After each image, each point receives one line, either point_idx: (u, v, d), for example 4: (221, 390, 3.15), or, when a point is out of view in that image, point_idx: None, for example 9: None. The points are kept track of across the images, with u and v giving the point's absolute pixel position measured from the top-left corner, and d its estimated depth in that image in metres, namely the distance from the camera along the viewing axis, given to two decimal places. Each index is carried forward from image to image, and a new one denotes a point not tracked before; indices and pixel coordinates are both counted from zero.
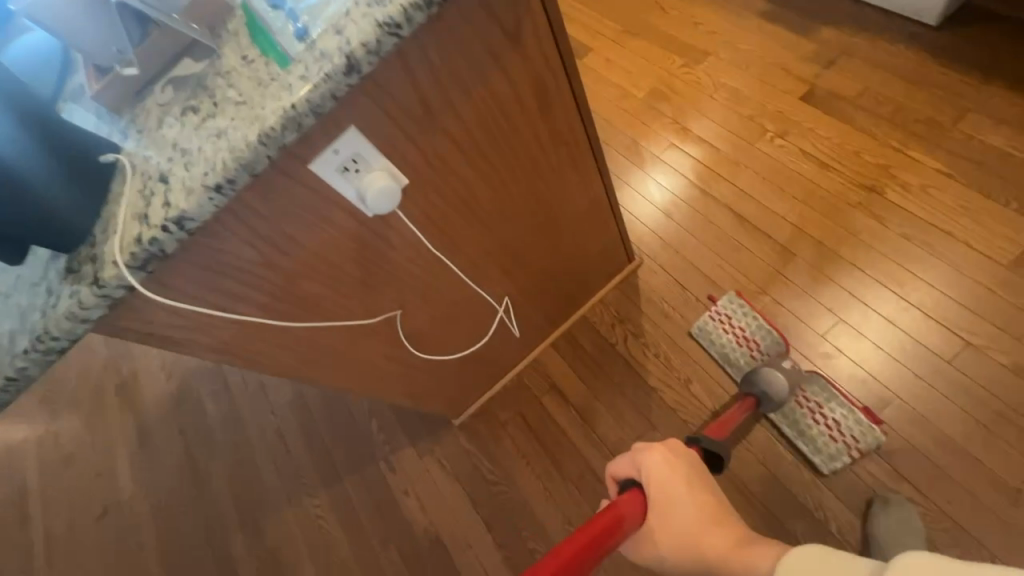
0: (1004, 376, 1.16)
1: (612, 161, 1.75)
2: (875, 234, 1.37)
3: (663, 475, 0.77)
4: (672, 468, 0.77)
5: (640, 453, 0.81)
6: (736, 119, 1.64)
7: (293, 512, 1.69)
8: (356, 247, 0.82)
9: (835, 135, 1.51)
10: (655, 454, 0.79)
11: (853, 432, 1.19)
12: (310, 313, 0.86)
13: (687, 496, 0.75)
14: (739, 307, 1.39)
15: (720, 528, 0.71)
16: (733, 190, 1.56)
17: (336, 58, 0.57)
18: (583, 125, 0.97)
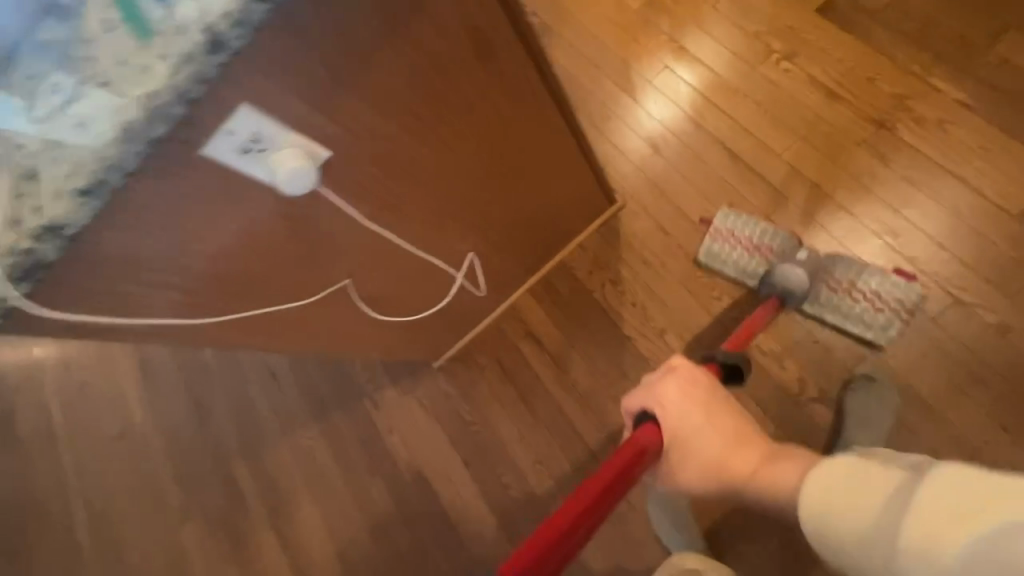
0: (987, 335, 1.12)
1: (598, 86, 1.58)
2: (877, 178, 1.25)
3: (682, 408, 0.84)
4: (690, 399, 0.85)
5: (656, 388, 0.86)
6: (739, 37, 1.46)
7: (289, 443, 1.80)
8: (283, 226, 0.76)
9: (849, 57, 1.33)
10: (676, 387, 0.85)
11: (893, 295, 1.15)
12: (242, 289, 0.82)
13: (712, 423, 0.84)
14: (739, 219, 1.32)
15: (742, 449, 0.85)
16: (728, 122, 1.42)
17: (195, 32, 0.48)
18: (536, 67, 0.85)
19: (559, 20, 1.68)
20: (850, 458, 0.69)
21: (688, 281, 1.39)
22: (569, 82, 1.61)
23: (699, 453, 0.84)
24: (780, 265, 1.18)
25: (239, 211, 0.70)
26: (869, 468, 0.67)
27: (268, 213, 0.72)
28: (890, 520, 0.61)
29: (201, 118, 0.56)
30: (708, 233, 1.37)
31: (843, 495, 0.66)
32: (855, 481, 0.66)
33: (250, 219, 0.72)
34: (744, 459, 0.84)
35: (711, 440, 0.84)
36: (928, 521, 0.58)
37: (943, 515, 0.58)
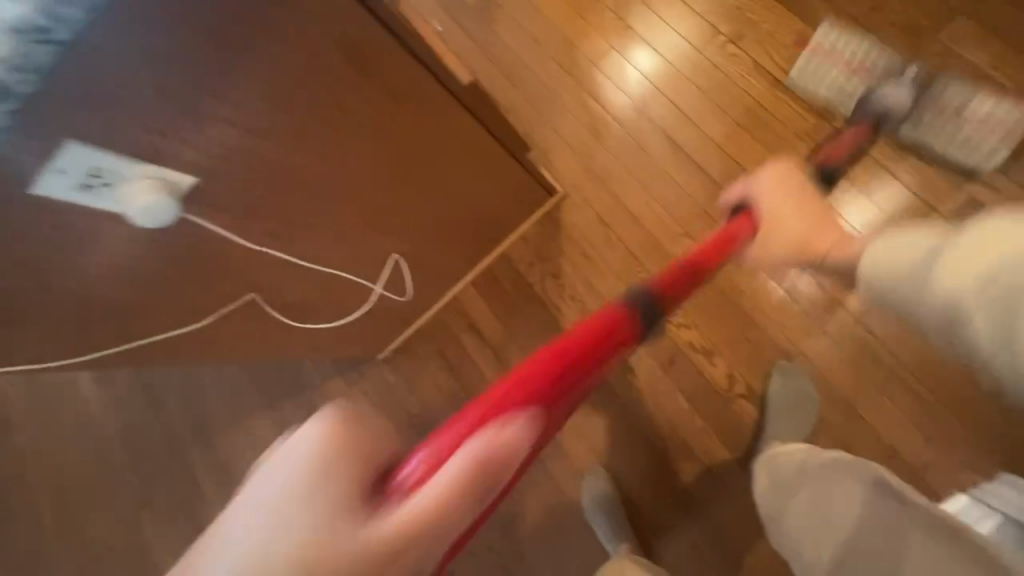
0: (908, 336, 1.14)
1: (542, 66, 1.50)
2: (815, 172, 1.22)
3: (772, 192, 1.03)
4: (785, 188, 1.03)
5: (756, 182, 1.06)
6: (686, 16, 1.38)
7: (241, 431, 1.80)
8: (151, 250, 0.73)
9: (795, 41, 1.29)
10: (766, 177, 1.05)
11: (1007, 119, 1.11)
12: (117, 294, 0.81)
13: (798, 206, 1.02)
14: (841, 34, 1.22)
15: (824, 231, 0.98)
16: (671, 109, 1.37)
17: None
18: (422, 65, 0.80)
19: None
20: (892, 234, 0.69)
21: (627, 276, 1.37)
22: (513, 61, 1.52)
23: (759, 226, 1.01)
24: (879, 88, 1.17)
25: (93, 236, 0.67)
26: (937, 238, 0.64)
27: (128, 239, 0.70)
28: (920, 276, 0.64)
29: (13, 160, 0.52)
30: (801, 53, 1.27)
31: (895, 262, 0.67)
32: (896, 254, 0.68)
33: (110, 243, 0.69)
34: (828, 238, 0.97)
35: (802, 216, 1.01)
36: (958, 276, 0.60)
37: (970, 258, 0.59)
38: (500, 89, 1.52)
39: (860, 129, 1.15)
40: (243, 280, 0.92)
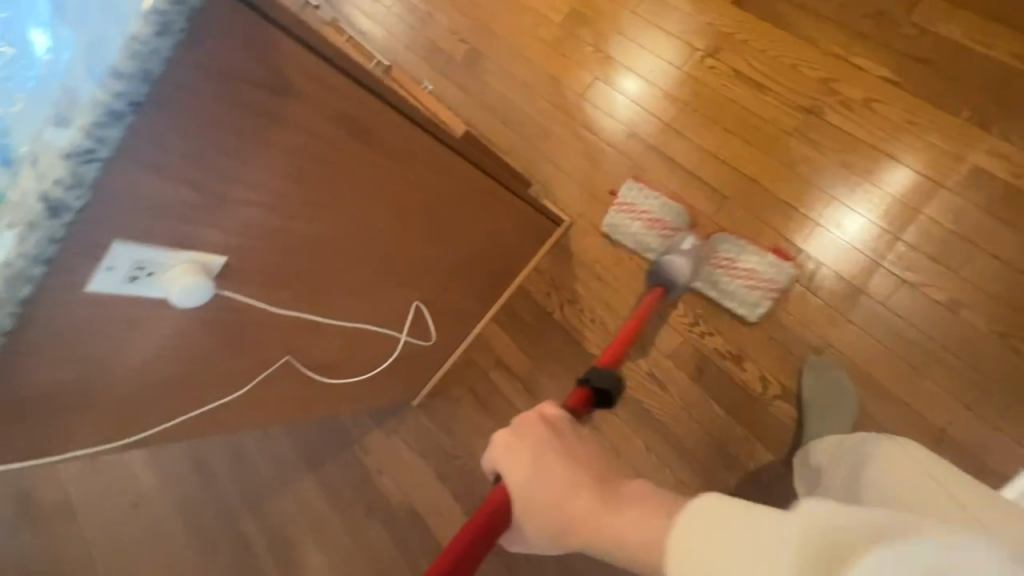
0: (937, 314, 1.12)
1: (534, 104, 1.58)
2: (812, 165, 1.25)
3: (514, 466, 0.70)
4: (523, 463, 0.70)
5: (495, 456, 0.72)
6: (662, 38, 1.45)
7: (280, 498, 1.71)
8: (193, 328, 0.78)
9: (771, 46, 1.32)
10: (502, 449, 0.71)
11: None
12: (170, 375, 0.86)
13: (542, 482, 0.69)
14: None
15: (581, 501, 0.66)
16: (660, 125, 1.41)
17: (33, 201, 0.50)
18: (421, 130, 0.86)
19: (488, 43, 1.69)
20: (709, 498, 0.46)
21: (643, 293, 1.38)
22: (505, 106, 1.62)
23: (561, 511, 0.67)
24: None
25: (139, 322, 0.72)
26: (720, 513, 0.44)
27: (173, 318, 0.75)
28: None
29: (74, 262, 0.58)
30: None
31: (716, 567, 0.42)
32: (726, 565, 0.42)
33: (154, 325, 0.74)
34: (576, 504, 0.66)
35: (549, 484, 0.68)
36: (798, 573, 0.40)
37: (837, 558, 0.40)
38: (498, 133, 1.60)
39: (654, 291, 1.20)
40: (281, 346, 0.98)
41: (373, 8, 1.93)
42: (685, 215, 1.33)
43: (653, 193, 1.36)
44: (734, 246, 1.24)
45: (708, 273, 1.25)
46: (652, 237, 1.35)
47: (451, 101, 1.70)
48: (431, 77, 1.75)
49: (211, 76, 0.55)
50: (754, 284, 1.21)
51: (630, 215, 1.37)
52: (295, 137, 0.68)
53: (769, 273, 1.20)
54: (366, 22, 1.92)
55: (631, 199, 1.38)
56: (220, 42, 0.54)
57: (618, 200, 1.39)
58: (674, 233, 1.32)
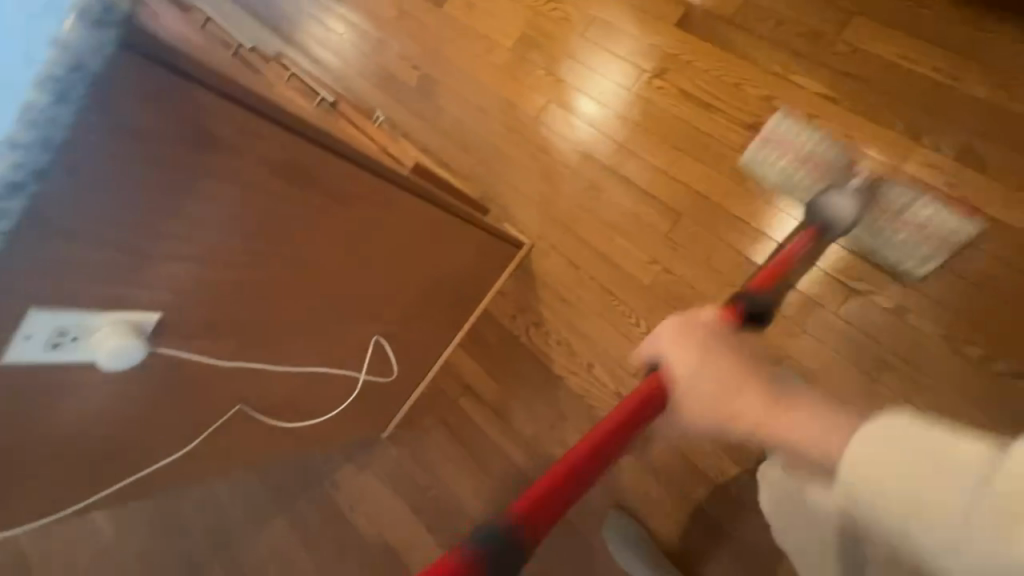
0: (886, 321, 1.15)
1: (490, 128, 1.59)
2: (760, 180, 1.28)
3: (679, 353, 0.69)
4: (686, 347, 0.69)
5: (677, 334, 0.70)
6: (611, 60, 1.48)
7: (246, 543, 1.63)
8: (132, 387, 0.76)
9: (714, 66, 1.36)
10: (673, 333, 0.70)
11: None
12: (111, 434, 0.83)
13: (712, 364, 0.66)
14: None
15: (754, 405, 0.61)
16: (613, 146, 1.43)
17: None
18: (368, 171, 0.85)
19: (442, 68, 1.70)
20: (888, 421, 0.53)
21: (606, 311, 1.38)
22: (462, 130, 1.62)
23: (717, 411, 0.64)
24: None
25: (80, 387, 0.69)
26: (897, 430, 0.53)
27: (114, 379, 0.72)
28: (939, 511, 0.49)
29: None
30: None
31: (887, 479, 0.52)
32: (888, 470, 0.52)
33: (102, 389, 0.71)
34: (748, 386, 0.62)
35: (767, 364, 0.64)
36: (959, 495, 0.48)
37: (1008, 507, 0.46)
38: (455, 158, 1.61)
39: (807, 232, 1.09)
40: (232, 394, 0.94)
41: (326, 35, 1.92)
42: (841, 163, 1.16)
43: (807, 126, 1.21)
44: (904, 194, 1.11)
45: (869, 220, 1.13)
46: (802, 174, 1.18)
47: (407, 127, 1.69)
48: (387, 104, 1.75)
49: (120, 138, 0.53)
50: (926, 235, 1.10)
51: (777, 149, 1.23)
52: (226, 191, 0.66)
53: (930, 227, 1.10)
54: (319, 50, 1.91)
55: (778, 133, 1.23)
56: (127, 105, 0.52)
57: (762, 134, 1.24)
58: (823, 171, 1.17)
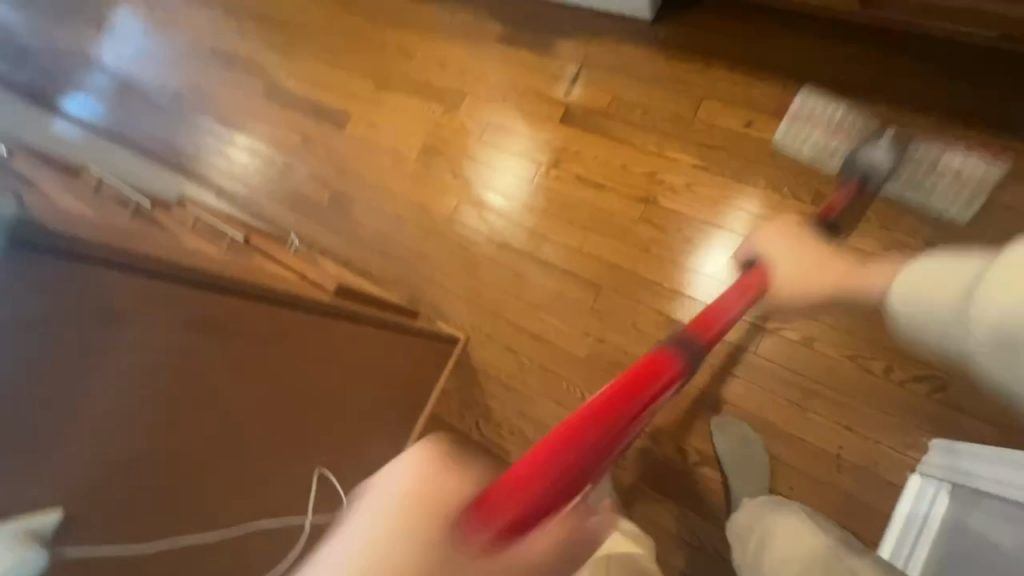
0: (798, 351, 1.25)
1: (409, 234, 1.64)
2: (661, 245, 1.41)
3: (774, 245, 1.01)
4: (786, 242, 1.00)
5: (768, 231, 1.03)
6: (510, 158, 1.61)
7: None
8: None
9: (600, 153, 1.52)
10: (772, 233, 1.02)
11: None
12: None
13: (801, 251, 0.98)
14: None
15: (825, 264, 0.94)
16: (527, 233, 1.52)
17: None
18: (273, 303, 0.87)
19: (353, 185, 1.76)
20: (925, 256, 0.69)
21: (552, 391, 1.40)
22: (382, 240, 1.67)
23: (816, 270, 0.94)
24: None
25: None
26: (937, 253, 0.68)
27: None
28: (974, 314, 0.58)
29: None
30: None
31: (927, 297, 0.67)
32: (942, 274, 0.66)
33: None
34: (822, 273, 0.93)
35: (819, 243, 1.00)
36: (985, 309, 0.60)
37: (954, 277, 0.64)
38: (381, 268, 1.64)
39: (848, 186, 1.23)
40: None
41: (232, 169, 1.95)
42: (869, 120, 1.27)
43: (833, 100, 1.29)
44: (930, 146, 1.19)
45: (911, 173, 1.19)
46: (836, 143, 1.27)
47: (329, 244, 1.72)
48: (305, 226, 1.78)
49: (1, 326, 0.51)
50: (964, 182, 1.17)
51: (807, 124, 1.30)
52: (132, 363, 0.64)
53: (980, 167, 1.16)
54: (228, 184, 1.93)
55: (808, 108, 1.30)
56: (23, 295, 0.52)
57: (793, 112, 1.31)
58: (850, 138, 1.26)
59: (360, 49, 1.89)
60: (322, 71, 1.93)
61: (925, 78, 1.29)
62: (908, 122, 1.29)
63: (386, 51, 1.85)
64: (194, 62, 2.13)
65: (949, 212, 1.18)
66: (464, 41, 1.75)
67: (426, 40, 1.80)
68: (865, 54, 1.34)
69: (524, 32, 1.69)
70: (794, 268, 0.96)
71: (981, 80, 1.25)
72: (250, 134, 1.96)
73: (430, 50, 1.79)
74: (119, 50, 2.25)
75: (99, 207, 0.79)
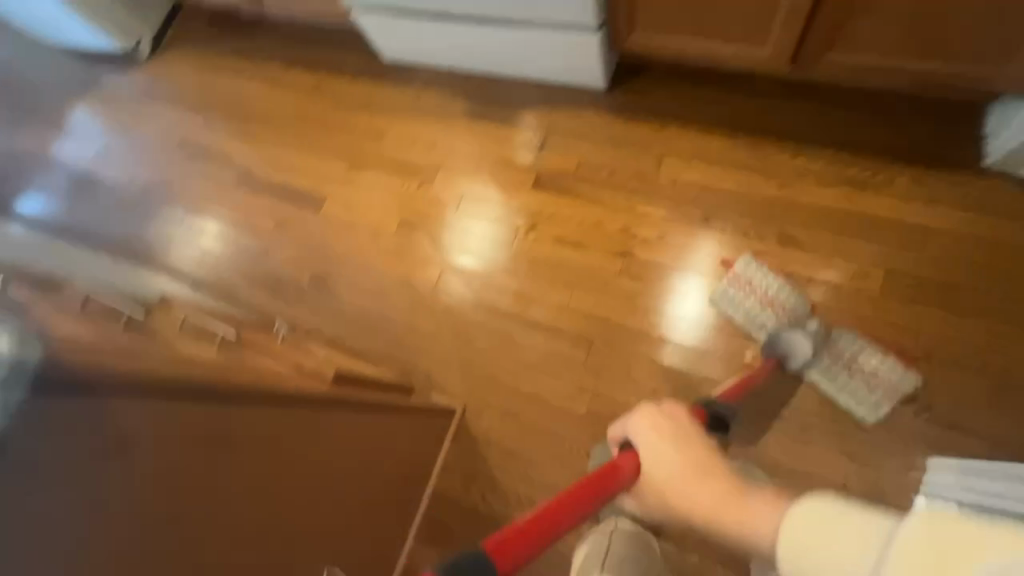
0: (789, 386, 1.30)
1: (395, 307, 1.64)
2: (644, 295, 1.46)
3: (649, 439, 0.76)
4: (660, 439, 0.75)
5: (632, 416, 0.79)
6: (489, 225, 1.66)
7: None
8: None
9: (575, 213, 1.59)
10: (649, 416, 0.77)
11: None
12: None
13: (680, 459, 0.71)
14: None
15: (705, 481, 0.67)
16: (513, 296, 1.55)
17: None
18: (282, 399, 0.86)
19: (333, 264, 1.77)
20: (812, 500, 0.50)
21: (558, 453, 1.38)
22: (368, 316, 1.66)
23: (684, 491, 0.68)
24: None
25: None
26: (799, 506, 0.51)
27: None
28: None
29: None
30: None
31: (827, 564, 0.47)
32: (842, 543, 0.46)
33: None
34: (700, 490, 0.66)
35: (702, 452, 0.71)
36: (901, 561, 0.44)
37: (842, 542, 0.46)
38: (369, 344, 1.63)
39: (769, 361, 1.27)
40: None
41: (207, 258, 1.93)
42: (799, 296, 1.34)
43: (771, 272, 1.37)
44: (851, 341, 1.28)
45: (832, 369, 1.28)
46: (766, 316, 1.34)
47: (312, 326, 1.70)
48: (286, 310, 1.76)
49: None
50: (878, 384, 1.25)
51: (744, 290, 1.38)
52: (139, 498, 0.58)
53: (893, 370, 1.25)
54: (202, 274, 1.90)
55: (747, 274, 1.38)
56: (26, 441, 0.47)
57: (733, 274, 1.40)
58: (783, 311, 1.33)
59: (331, 133, 1.96)
60: (294, 156, 1.97)
61: (887, 113, 1.42)
62: (852, 163, 1.41)
63: (357, 133, 1.92)
64: (161, 156, 2.14)
65: (860, 411, 1.25)
66: (432, 119, 1.84)
67: (396, 121, 1.88)
68: (805, 107, 1.48)
69: (489, 106, 1.78)
70: (678, 468, 0.70)
71: (932, 109, 1.40)
72: (223, 222, 1.96)
73: (401, 130, 1.87)
74: (81, 149, 2.25)
75: (89, 323, 0.77)
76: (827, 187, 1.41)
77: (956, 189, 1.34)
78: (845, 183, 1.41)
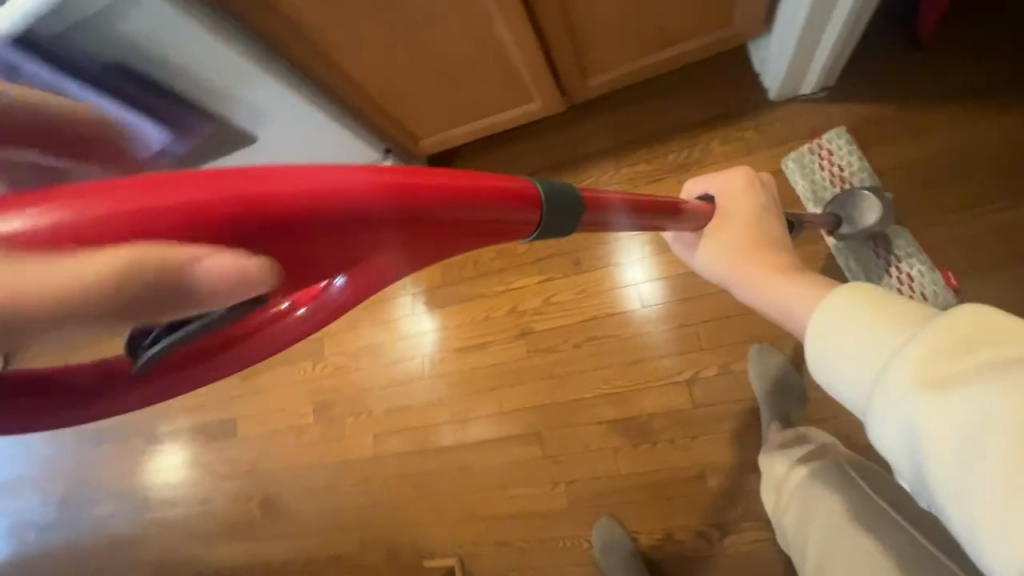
0: (727, 382, 1.29)
1: (349, 494, 1.58)
2: (562, 363, 1.42)
3: (732, 203, 0.93)
4: (742, 215, 0.91)
5: (734, 174, 0.96)
6: (392, 369, 1.59)
7: None
8: None
9: (463, 318, 1.54)
10: (739, 175, 0.95)
11: None
12: None
13: (751, 226, 0.88)
14: None
15: (760, 252, 0.82)
16: (449, 425, 1.50)
17: None
18: None
19: (272, 481, 1.68)
20: (857, 284, 0.52)
21: (563, 555, 1.35)
22: (331, 517, 1.59)
23: (765, 270, 0.78)
24: None
25: None
26: (868, 289, 0.51)
27: None
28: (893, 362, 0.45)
29: None
30: None
31: (852, 329, 0.49)
32: (853, 326, 0.49)
33: None
34: (754, 259, 0.82)
35: (770, 218, 0.90)
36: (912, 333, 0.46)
37: (880, 311, 0.49)
38: (344, 542, 1.57)
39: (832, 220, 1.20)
40: None
41: (157, 535, 1.84)
42: (875, 179, 1.27)
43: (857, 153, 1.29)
44: (908, 244, 1.22)
45: (869, 260, 1.23)
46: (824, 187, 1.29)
47: (285, 552, 1.64)
48: (253, 549, 1.68)
49: None
50: (907, 289, 1.19)
51: (820, 160, 1.30)
52: None
53: (933, 284, 1.18)
54: (164, 553, 1.82)
55: (831, 143, 1.29)
56: None
57: (817, 142, 1.31)
58: (855, 183, 1.27)
59: None
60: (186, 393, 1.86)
61: (676, 88, 1.45)
62: (669, 149, 1.44)
63: None
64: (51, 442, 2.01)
65: None
66: None
67: None
68: (603, 118, 1.50)
69: None
70: (745, 233, 0.87)
71: (711, 65, 1.43)
72: (154, 494, 1.86)
73: None
74: None
75: None
76: (659, 182, 1.43)
77: (763, 130, 1.37)
78: (673, 171, 1.43)
